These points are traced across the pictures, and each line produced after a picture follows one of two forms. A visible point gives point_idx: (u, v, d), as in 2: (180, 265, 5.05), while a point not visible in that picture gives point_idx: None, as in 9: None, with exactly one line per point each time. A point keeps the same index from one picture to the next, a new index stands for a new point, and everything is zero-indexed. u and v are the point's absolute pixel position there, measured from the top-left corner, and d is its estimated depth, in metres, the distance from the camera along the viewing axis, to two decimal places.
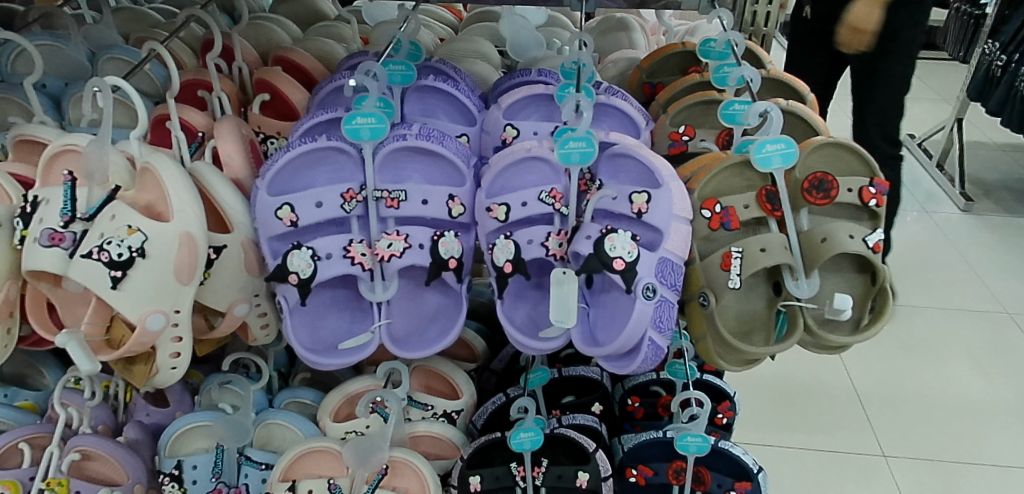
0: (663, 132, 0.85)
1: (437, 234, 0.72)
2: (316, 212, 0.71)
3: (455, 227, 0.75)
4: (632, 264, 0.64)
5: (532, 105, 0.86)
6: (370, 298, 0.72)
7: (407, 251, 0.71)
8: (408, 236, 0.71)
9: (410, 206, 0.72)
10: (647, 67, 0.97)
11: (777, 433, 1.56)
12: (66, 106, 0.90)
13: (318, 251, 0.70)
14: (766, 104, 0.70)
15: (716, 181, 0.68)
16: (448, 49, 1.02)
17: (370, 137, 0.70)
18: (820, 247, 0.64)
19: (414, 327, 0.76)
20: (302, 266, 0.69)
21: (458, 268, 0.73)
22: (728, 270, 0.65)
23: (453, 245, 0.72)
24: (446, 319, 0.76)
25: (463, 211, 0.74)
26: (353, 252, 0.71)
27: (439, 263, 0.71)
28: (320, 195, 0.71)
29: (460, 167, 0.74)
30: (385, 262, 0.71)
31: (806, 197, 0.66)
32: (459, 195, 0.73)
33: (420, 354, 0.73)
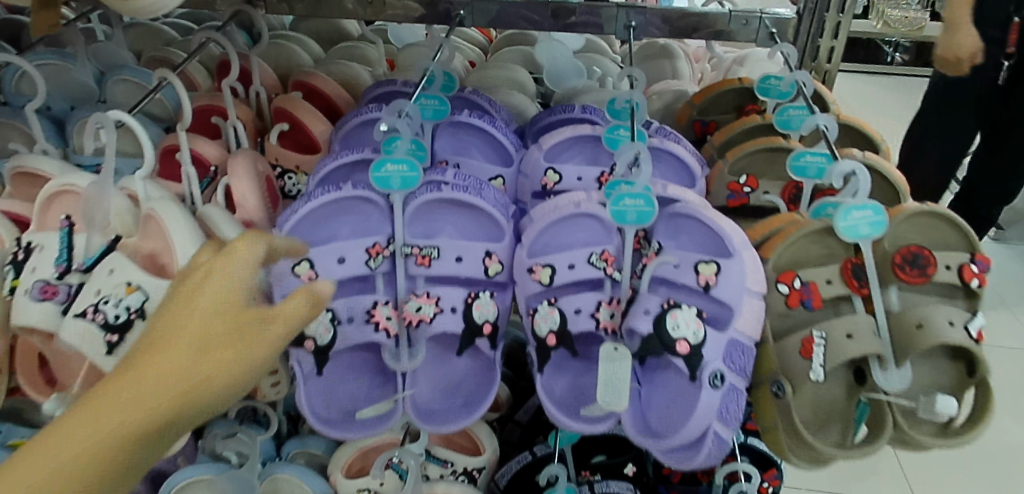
0: (721, 181, 0.76)
1: (471, 296, 0.65)
2: (339, 269, 0.64)
3: (492, 287, 0.66)
4: (698, 347, 0.56)
5: (576, 147, 0.77)
6: (395, 368, 0.64)
7: (438, 316, 0.64)
8: (439, 299, 0.65)
9: (444, 264, 0.65)
10: (698, 104, 0.88)
11: (805, 479, 1.46)
12: (70, 133, 0.83)
13: (339, 315, 0.65)
14: (853, 163, 0.60)
15: (795, 249, 0.60)
16: (480, 76, 0.94)
17: (399, 187, 0.62)
18: (915, 334, 0.56)
19: (442, 396, 0.67)
20: (322, 331, 0.64)
21: (494, 334, 0.65)
22: (810, 358, 0.57)
23: (489, 310, 0.65)
24: (479, 388, 0.67)
25: (501, 269, 0.66)
26: (377, 316, 0.65)
27: (472, 329, 0.64)
28: (345, 250, 0.64)
29: (499, 220, 0.66)
30: (413, 328, 0.64)
31: (897, 273, 0.58)
32: (497, 252, 0.66)
33: (447, 428, 0.64)
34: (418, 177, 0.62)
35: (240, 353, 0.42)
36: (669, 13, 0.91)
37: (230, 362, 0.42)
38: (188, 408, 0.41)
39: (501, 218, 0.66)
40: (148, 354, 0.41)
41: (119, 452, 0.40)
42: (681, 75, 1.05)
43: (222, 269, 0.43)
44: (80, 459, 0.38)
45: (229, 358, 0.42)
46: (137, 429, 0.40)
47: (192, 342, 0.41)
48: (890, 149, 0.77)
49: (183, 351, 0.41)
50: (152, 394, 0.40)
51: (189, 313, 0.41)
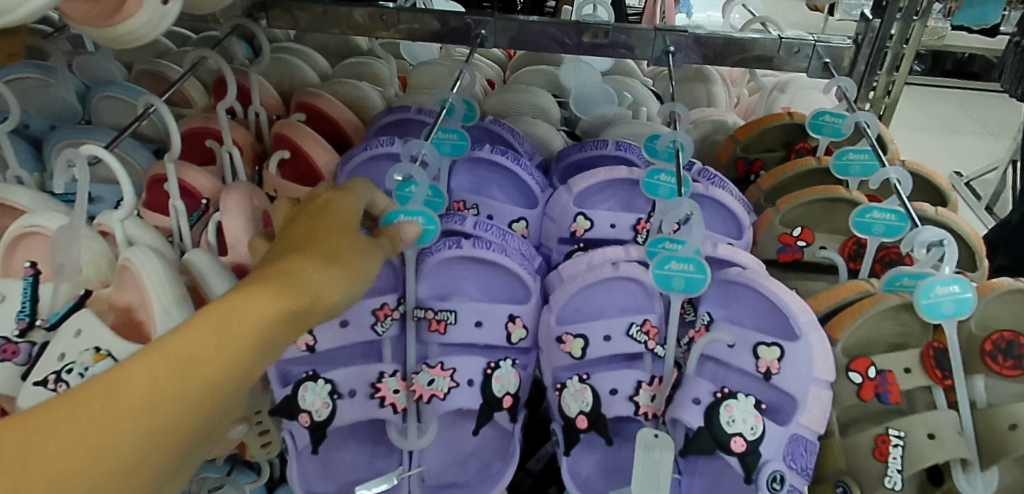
0: (771, 232, 0.68)
1: (491, 366, 0.57)
2: (337, 332, 0.58)
3: (515, 354, 0.59)
4: (755, 445, 0.48)
5: (609, 190, 0.69)
6: (402, 445, 0.57)
7: (453, 391, 0.56)
8: (455, 371, 0.56)
9: (461, 330, 0.57)
10: (742, 140, 0.79)
11: None
12: (49, 156, 0.76)
13: (339, 387, 0.57)
14: (940, 231, 0.51)
15: (866, 327, 0.52)
16: (500, 101, 0.85)
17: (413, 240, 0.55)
18: (1006, 436, 0.48)
19: (451, 471, 0.58)
20: (313, 405, 0.56)
21: (515, 409, 0.57)
22: (885, 461, 0.49)
23: (511, 382, 0.57)
24: (496, 462, 0.58)
25: (526, 335, 0.58)
26: (383, 389, 0.57)
27: (491, 403, 0.56)
28: (349, 315, 0.58)
29: (524, 279, 0.59)
30: (424, 402, 0.57)
31: (987, 362, 0.50)
32: (522, 316, 0.58)
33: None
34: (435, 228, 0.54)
35: (367, 248, 0.43)
36: (709, 39, 0.83)
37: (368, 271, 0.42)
38: (326, 311, 0.38)
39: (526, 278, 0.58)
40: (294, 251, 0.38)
41: (264, 345, 0.34)
42: (716, 101, 0.96)
43: (344, 205, 0.45)
44: (242, 339, 0.33)
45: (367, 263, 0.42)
46: (286, 319, 0.35)
47: (338, 246, 0.40)
48: (959, 201, 0.69)
49: (334, 251, 0.40)
50: (310, 285, 0.37)
51: (330, 226, 0.42)
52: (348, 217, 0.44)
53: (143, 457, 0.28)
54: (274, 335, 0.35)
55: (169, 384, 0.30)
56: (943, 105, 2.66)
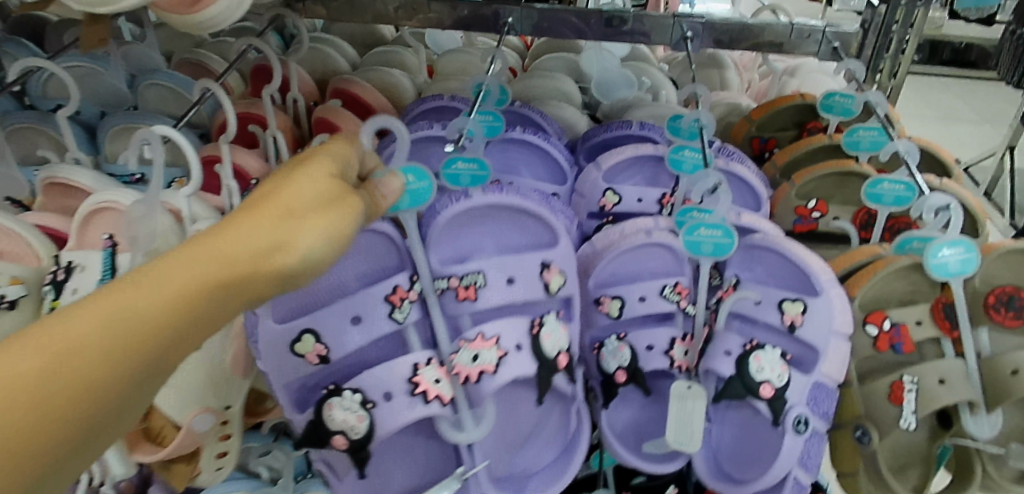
0: (788, 205, 0.73)
1: (536, 326, 0.57)
2: (350, 332, 0.54)
3: (557, 305, 0.60)
4: (781, 390, 0.54)
5: (635, 166, 0.74)
6: (461, 438, 0.55)
7: (504, 361, 0.55)
8: (498, 338, 0.56)
9: (490, 290, 0.57)
10: (756, 119, 0.85)
11: None
12: (102, 142, 0.80)
13: (370, 394, 0.53)
14: (947, 197, 0.56)
15: (880, 287, 0.57)
16: (525, 87, 0.90)
17: (409, 203, 0.52)
18: (1010, 381, 0.53)
19: (514, 451, 0.60)
20: (342, 422, 0.53)
21: (569, 364, 0.58)
22: (900, 404, 0.54)
23: (565, 341, 0.58)
24: (558, 422, 0.61)
25: (562, 282, 0.59)
26: (421, 380, 0.54)
27: (547, 365, 0.57)
28: (362, 310, 0.55)
29: (540, 224, 0.60)
30: (472, 383, 0.55)
31: (990, 315, 0.55)
32: (554, 262, 0.59)
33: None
34: (431, 184, 0.53)
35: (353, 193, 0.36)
36: (723, 24, 0.87)
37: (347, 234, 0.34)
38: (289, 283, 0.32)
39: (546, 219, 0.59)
40: (246, 206, 0.32)
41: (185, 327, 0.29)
42: (728, 86, 1.01)
43: (334, 154, 0.38)
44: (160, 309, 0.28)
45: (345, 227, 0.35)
46: (213, 296, 0.30)
47: (308, 201, 0.33)
48: (962, 174, 0.75)
49: (299, 208, 0.33)
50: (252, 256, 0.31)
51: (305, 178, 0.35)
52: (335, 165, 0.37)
53: (34, 434, 0.24)
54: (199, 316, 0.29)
55: (46, 372, 0.24)
56: (939, 94, 2.71)
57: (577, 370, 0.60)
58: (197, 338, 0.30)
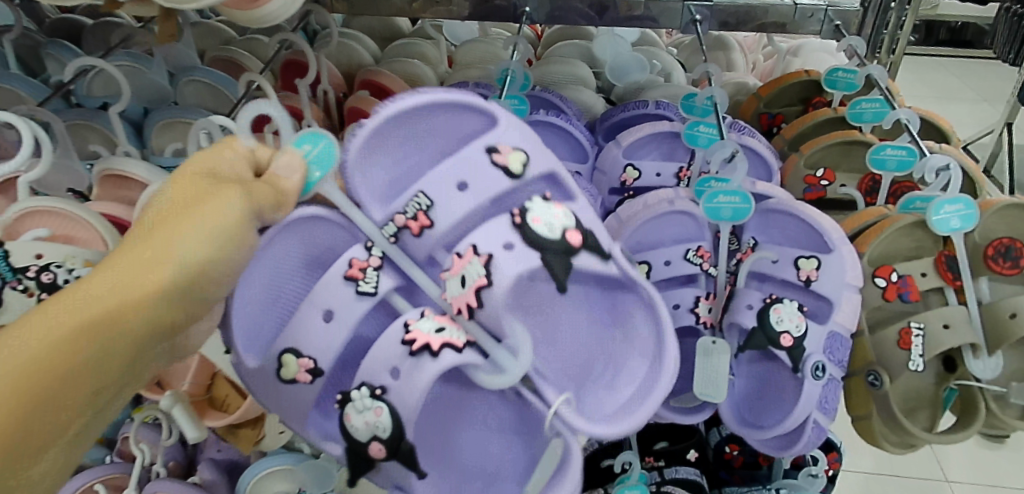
0: (798, 175, 0.78)
1: (517, 215, 0.44)
2: (326, 332, 0.45)
3: (543, 184, 0.47)
4: (801, 339, 0.58)
5: (653, 143, 0.78)
6: (506, 382, 0.43)
7: (494, 264, 0.43)
8: (474, 247, 0.44)
9: (440, 201, 0.45)
10: (765, 96, 0.89)
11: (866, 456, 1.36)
12: (149, 134, 0.85)
13: (374, 382, 0.43)
14: (947, 158, 0.62)
15: (886, 243, 0.62)
16: (543, 72, 0.94)
17: (321, 174, 0.43)
18: (1008, 324, 0.58)
19: (590, 376, 0.47)
20: (367, 426, 0.43)
21: (589, 240, 0.46)
22: (909, 349, 0.59)
23: (571, 215, 0.46)
24: (637, 315, 0.48)
25: (522, 157, 0.47)
26: (414, 333, 0.43)
27: (561, 249, 0.44)
28: (331, 300, 0.45)
29: (464, 111, 0.48)
30: (477, 309, 0.43)
31: (989, 265, 0.60)
32: (500, 143, 0.47)
33: (653, 401, 0.44)
34: (331, 140, 0.43)
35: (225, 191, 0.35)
36: (730, 7, 0.92)
37: (234, 233, 0.34)
38: (190, 293, 0.32)
39: (462, 102, 0.47)
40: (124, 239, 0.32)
41: (83, 360, 0.29)
42: (735, 67, 1.05)
43: (209, 159, 0.37)
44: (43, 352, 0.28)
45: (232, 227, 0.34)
46: (103, 327, 0.29)
47: (185, 212, 0.33)
48: (961, 140, 0.79)
49: (179, 222, 0.33)
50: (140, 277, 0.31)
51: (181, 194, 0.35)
52: (213, 173, 0.36)
53: None
54: (100, 344, 0.29)
55: None
56: (938, 75, 2.75)
57: (610, 248, 0.48)
58: (103, 368, 0.29)
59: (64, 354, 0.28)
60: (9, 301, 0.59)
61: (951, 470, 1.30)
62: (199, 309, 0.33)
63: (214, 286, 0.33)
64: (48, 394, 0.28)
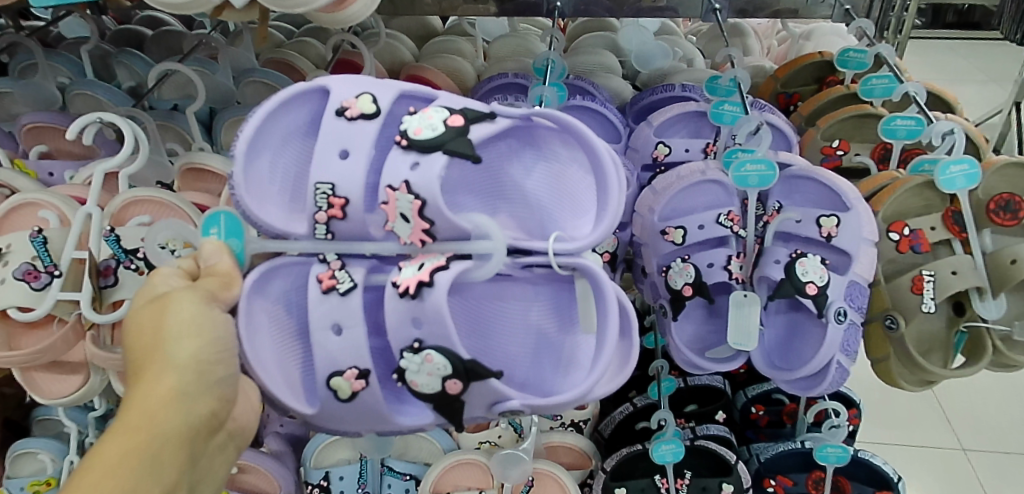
0: (815, 146, 0.85)
1: (399, 140, 0.47)
2: (342, 345, 0.46)
3: (402, 104, 0.50)
4: (824, 288, 0.66)
5: (681, 122, 0.86)
6: (486, 269, 0.46)
7: (405, 186, 0.45)
8: (391, 187, 0.46)
9: (336, 177, 0.46)
10: (781, 77, 0.97)
11: (894, 423, 1.37)
12: (219, 132, 0.93)
13: (408, 339, 0.46)
14: (950, 124, 0.69)
15: (898, 202, 0.70)
16: (574, 63, 1.02)
17: (240, 239, 0.48)
18: (1010, 269, 0.64)
19: (559, 217, 0.51)
20: (432, 376, 0.46)
21: (470, 114, 0.48)
22: (921, 293, 0.66)
23: (441, 109, 0.48)
24: (551, 140, 0.51)
25: (366, 93, 0.49)
26: (402, 281, 0.45)
27: (457, 133, 0.47)
28: (331, 315, 0.46)
29: (293, 106, 0.50)
30: (430, 231, 0.46)
31: (991, 218, 0.67)
32: (343, 97, 0.49)
33: (613, 201, 0.48)
34: (225, 211, 0.48)
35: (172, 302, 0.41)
36: None
37: (206, 320, 0.41)
38: (199, 380, 0.39)
39: (284, 98, 0.50)
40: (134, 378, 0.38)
41: (147, 467, 0.35)
42: (752, 51, 1.11)
43: (147, 288, 0.43)
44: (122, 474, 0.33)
45: (200, 319, 0.41)
46: (153, 440, 0.36)
47: (157, 331, 0.40)
48: (964, 111, 0.87)
49: (158, 341, 0.39)
50: (156, 393, 0.37)
51: (142, 327, 0.41)
52: (155, 295, 0.42)
53: None
54: (152, 452, 0.35)
55: None
56: (946, 57, 2.79)
57: (493, 108, 0.50)
58: (165, 467, 0.36)
59: (128, 466, 0.34)
60: (125, 281, 0.65)
61: (966, 435, 1.33)
62: (218, 389, 0.40)
63: (217, 366, 0.41)
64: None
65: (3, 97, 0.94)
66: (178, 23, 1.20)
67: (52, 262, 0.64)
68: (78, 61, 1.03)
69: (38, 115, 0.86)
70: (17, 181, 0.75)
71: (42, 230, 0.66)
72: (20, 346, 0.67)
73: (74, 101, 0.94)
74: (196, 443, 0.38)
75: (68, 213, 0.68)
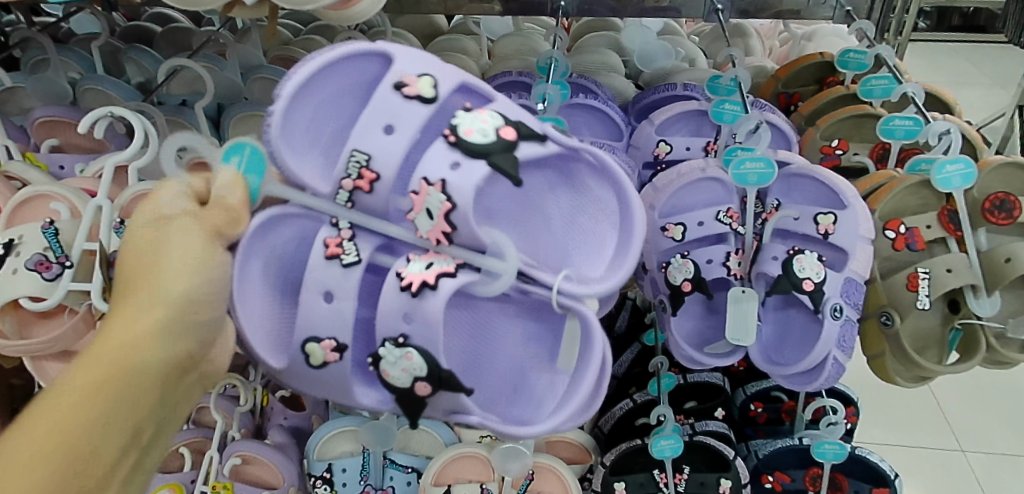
0: (815, 146, 0.86)
1: (448, 135, 0.48)
2: (331, 311, 0.47)
3: (458, 96, 0.50)
4: (821, 284, 0.67)
5: (682, 121, 0.87)
6: (492, 286, 0.48)
7: (442, 185, 0.46)
8: (426, 180, 0.47)
9: (375, 150, 0.47)
10: (783, 77, 0.98)
11: (895, 424, 1.37)
12: (227, 127, 0.94)
13: (393, 333, 0.47)
14: (947, 124, 0.71)
15: (895, 201, 0.71)
16: (577, 62, 1.03)
17: (259, 178, 0.45)
18: (1004, 267, 0.65)
19: (575, 249, 0.52)
20: (405, 372, 0.47)
21: (522, 130, 0.49)
22: (916, 290, 0.68)
23: (496, 115, 0.49)
24: (586, 174, 0.52)
25: (426, 79, 0.50)
26: (408, 276, 0.47)
27: (504, 146, 0.48)
28: (325, 281, 0.47)
29: (357, 66, 0.50)
30: (450, 236, 0.47)
31: (987, 217, 0.68)
32: (404, 75, 0.49)
33: (634, 252, 0.50)
34: (253, 144, 0.44)
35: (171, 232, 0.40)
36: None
37: (206, 257, 0.41)
38: (183, 319, 0.39)
39: (350, 52, 0.50)
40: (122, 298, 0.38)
41: (118, 397, 0.35)
42: (754, 51, 1.12)
43: (153, 204, 0.41)
44: (92, 398, 0.34)
45: (197, 255, 0.40)
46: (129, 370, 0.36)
47: (152, 259, 0.39)
48: (962, 111, 0.88)
49: (153, 268, 0.39)
50: (144, 323, 0.38)
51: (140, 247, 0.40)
52: (159, 220, 0.41)
53: None
54: (126, 383, 0.36)
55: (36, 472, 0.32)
56: (951, 60, 2.80)
57: (544, 129, 0.51)
58: (137, 399, 0.36)
59: (101, 396, 0.35)
60: None
61: (965, 436, 1.34)
62: (202, 330, 0.40)
63: (205, 307, 0.40)
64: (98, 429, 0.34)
65: (14, 92, 0.95)
66: (185, 20, 1.21)
67: (63, 253, 0.66)
68: (89, 57, 1.05)
69: (50, 110, 0.88)
70: (29, 174, 0.77)
71: (54, 222, 0.67)
72: (32, 334, 0.68)
73: (84, 96, 0.95)
74: (171, 380, 0.38)
75: (79, 206, 0.70)
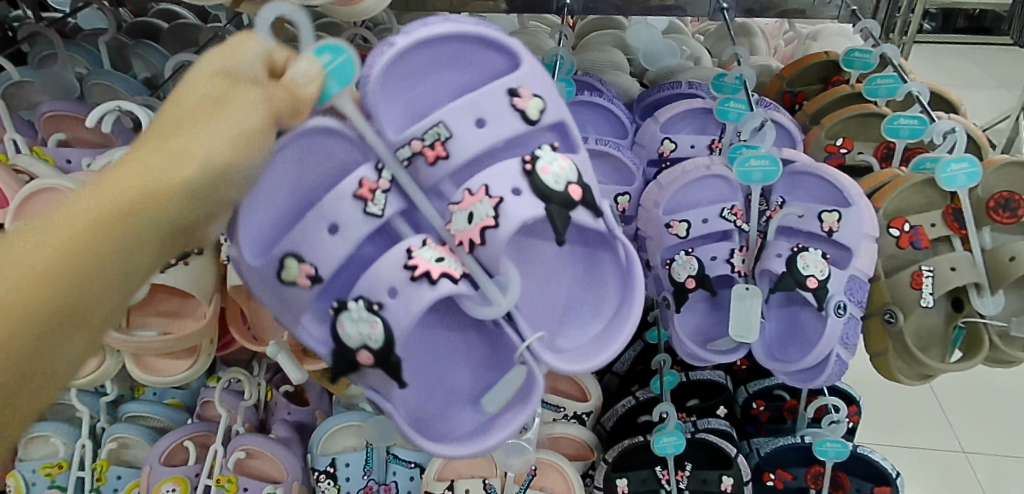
0: (819, 144, 0.86)
1: (530, 160, 0.49)
2: (334, 243, 0.48)
3: (551, 135, 0.53)
4: (824, 282, 0.67)
5: (687, 119, 0.87)
6: (489, 312, 0.49)
7: (503, 202, 0.48)
8: (486, 189, 0.48)
9: (458, 133, 0.49)
10: (787, 77, 0.98)
11: (896, 424, 1.37)
12: None
13: (375, 296, 0.47)
14: (952, 123, 0.71)
15: (898, 200, 0.71)
16: (582, 59, 1.03)
17: (337, 84, 0.45)
18: (1008, 266, 0.66)
19: (570, 314, 0.55)
20: (359, 335, 0.47)
21: (588, 195, 0.51)
22: (920, 288, 0.68)
23: (574, 169, 0.50)
24: (608, 269, 0.55)
25: (538, 105, 0.52)
26: (417, 259, 0.47)
27: (563, 201, 0.49)
28: (331, 214, 0.48)
29: (495, 51, 0.53)
30: (478, 246, 0.48)
31: (991, 215, 0.69)
32: (524, 90, 0.51)
33: (615, 342, 0.52)
34: (350, 52, 0.44)
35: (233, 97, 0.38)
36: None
37: (257, 132, 0.38)
38: (210, 189, 0.35)
39: (491, 42, 0.53)
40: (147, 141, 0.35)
41: (122, 242, 0.31)
42: (759, 50, 1.12)
43: (229, 58, 0.39)
44: (88, 232, 0.30)
45: (246, 133, 0.38)
46: (143, 213, 0.32)
47: (200, 115, 0.36)
48: (967, 111, 0.88)
49: (196, 121, 0.36)
50: (164, 175, 0.33)
51: (193, 97, 0.38)
52: (229, 74, 0.39)
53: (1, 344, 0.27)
54: (133, 233, 0.32)
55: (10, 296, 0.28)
56: (957, 62, 2.79)
57: (602, 206, 0.53)
58: (134, 253, 0.32)
59: (88, 254, 0.30)
60: None
61: (966, 437, 1.34)
62: (218, 208, 0.36)
63: (230, 188, 0.37)
64: (86, 272, 0.30)
65: (21, 87, 0.96)
66: (191, 16, 1.22)
67: None
68: (95, 52, 1.05)
69: (57, 104, 0.88)
70: (37, 168, 0.77)
71: None
72: None
73: (91, 90, 0.96)
74: (170, 246, 0.34)
75: None
